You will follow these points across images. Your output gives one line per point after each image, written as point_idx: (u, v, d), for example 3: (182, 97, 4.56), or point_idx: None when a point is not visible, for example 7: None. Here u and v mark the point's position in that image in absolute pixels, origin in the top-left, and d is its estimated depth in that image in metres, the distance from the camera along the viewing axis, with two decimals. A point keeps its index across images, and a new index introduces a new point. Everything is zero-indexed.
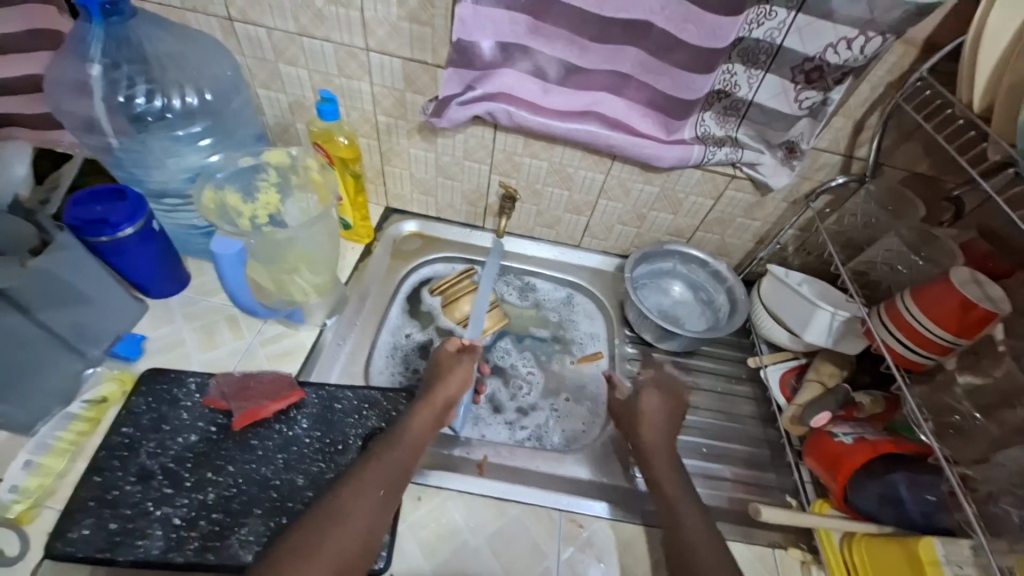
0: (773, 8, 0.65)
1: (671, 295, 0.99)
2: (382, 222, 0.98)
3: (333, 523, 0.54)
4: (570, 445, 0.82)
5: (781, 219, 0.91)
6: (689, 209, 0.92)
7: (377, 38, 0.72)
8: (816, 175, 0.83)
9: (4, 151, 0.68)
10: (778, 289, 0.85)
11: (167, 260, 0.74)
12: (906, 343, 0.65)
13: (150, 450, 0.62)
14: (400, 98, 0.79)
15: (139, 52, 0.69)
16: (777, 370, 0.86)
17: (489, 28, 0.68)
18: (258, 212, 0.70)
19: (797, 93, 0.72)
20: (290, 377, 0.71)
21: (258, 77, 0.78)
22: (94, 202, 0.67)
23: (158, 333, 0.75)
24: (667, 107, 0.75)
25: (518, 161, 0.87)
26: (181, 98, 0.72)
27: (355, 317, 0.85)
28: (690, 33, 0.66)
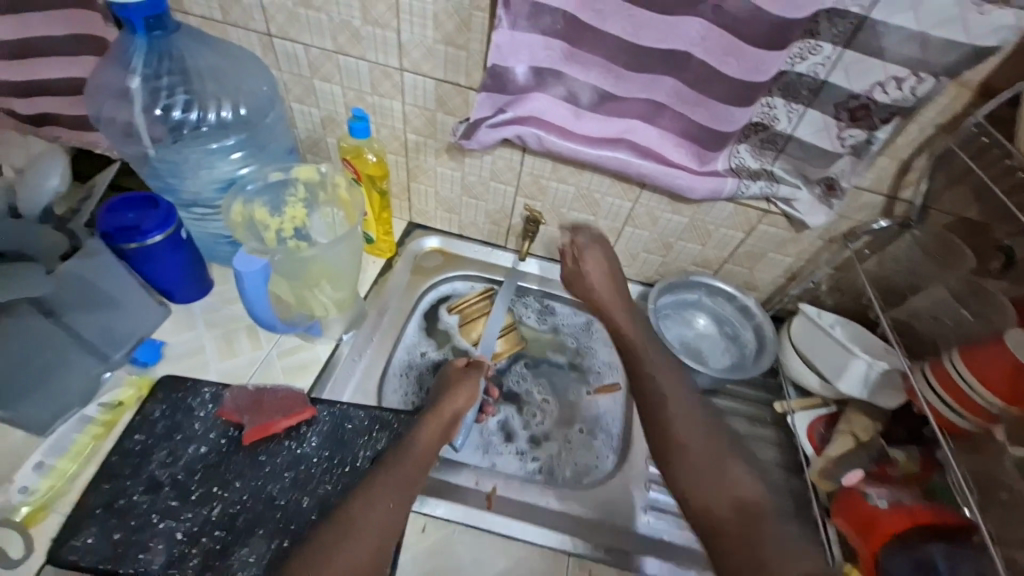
0: (819, 43, 0.63)
1: (695, 328, 0.95)
2: (404, 237, 0.98)
3: (345, 536, 0.55)
4: (581, 480, 0.79)
5: (814, 257, 0.87)
6: (718, 241, 0.89)
7: (412, 58, 0.72)
8: (855, 215, 0.80)
9: (41, 163, 0.66)
10: (810, 331, 0.83)
11: (192, 266, 0.75)
12: (949, 403, 0.65)
13: (160, 459, 0.63)
14: (430, 118, 0.79)
15: (180, 64, 0.70)
16: (806, 417, 0.83)
17: (524, 54, 0.67)
18: (285, 225, 0.72)
19: (840, 130, 0.69)
20: (303, 394, 0.70)
21: (293, 92, 0.79)
22: (127, 208, 0.69)
23: (178, 338, 0.76)
24: (701, 139, 0.73)
25: (545, 184, 0.86)
26: (217, 112, 0.73)
27: (373, 333, 0.84)
28: (730, 66, 0.64)
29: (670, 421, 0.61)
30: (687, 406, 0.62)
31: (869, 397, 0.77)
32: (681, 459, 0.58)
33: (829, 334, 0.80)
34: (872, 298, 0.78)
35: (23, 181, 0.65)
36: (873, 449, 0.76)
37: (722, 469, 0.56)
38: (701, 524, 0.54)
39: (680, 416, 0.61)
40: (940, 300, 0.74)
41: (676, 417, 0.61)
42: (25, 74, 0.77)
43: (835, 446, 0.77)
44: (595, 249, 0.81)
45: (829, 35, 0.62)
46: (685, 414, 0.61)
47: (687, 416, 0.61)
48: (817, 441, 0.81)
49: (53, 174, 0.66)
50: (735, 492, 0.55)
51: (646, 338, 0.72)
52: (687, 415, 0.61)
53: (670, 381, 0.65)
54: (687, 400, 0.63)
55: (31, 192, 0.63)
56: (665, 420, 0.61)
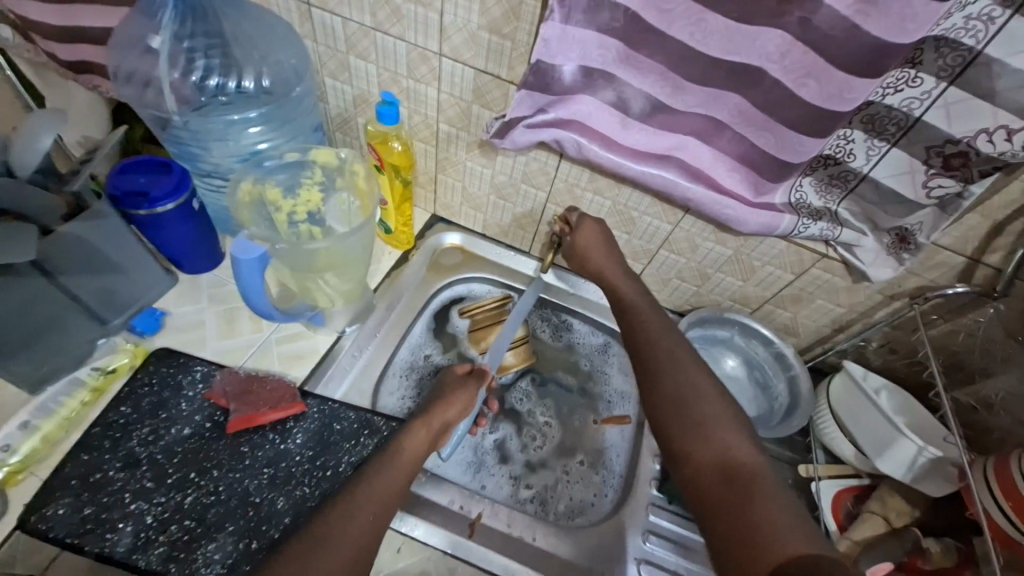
0: (919, 74, 0.54)
1: (722, 369, 0.88)
2: (425, 230, 0.93)
3: (319, 550, 0.49)
4: (574, 518, 0.74)
5: (870, 311, 0.78)
6: (762, 279, 0.81)
7: (452, 44, 0.66)
8: (925, 273, 0.70)
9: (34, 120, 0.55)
10: (853, 395, 0.75)
11: (202, 238, 0.74)
12: (1014, 519, 0.56)
13: (142, 437, 0.63)
14: (465, 110, 0.74)
15: (212, 28, 0.68)
16: (833, 485, 0.76)
17: (575, 51, 0.60)
18: (298, 207, 0.69)
19: (927, 178, 0.60)
20: (294, 387, 0.70)
21: (327, 66, 0.75)
22: (140, 172, 0.68)
23: (181, 309, 0.76)
24: (760, 166, 0.65)
25: (579, 194, 0.79)
26: (240, 81, 0.72)
27: (378, 329, 0.81)
28: (809, 90, 0.55)
29: (666, 387, 0.59)
30: (686, 375, 0.60)
31: (912, 480, 0.69)
32: (680, 431, 0.56)
33: (874, 402, 0.72)
34: (934, 363, 0.70)
35: (15, 135, 0.55)
36: (907, 540, 0.66)
37: (711, 431, 0.55)
38: (695, 493, 0.52)
39: (675, 382, 0.59)
40: (1014, 389, 0.67)
41: (672, 385, 0.59)
42: (62, 19, 0.69)
43: (861, 527, 0.70)
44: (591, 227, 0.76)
45: (934, 67, 0.53)
46: (678, 378, 0.59)
47: (683, 381, 0.59)
48: (842, 516, 0.74)
49: (50, 129, 0.56)
50: (726, 453, 0.53)
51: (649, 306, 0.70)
52: (684, 383, 0.59)
53: (667, 350, 0.62)
54: (683, 367, 0.60)
55: (25, 156, 0.54)
56: (660, 387, 0.60)
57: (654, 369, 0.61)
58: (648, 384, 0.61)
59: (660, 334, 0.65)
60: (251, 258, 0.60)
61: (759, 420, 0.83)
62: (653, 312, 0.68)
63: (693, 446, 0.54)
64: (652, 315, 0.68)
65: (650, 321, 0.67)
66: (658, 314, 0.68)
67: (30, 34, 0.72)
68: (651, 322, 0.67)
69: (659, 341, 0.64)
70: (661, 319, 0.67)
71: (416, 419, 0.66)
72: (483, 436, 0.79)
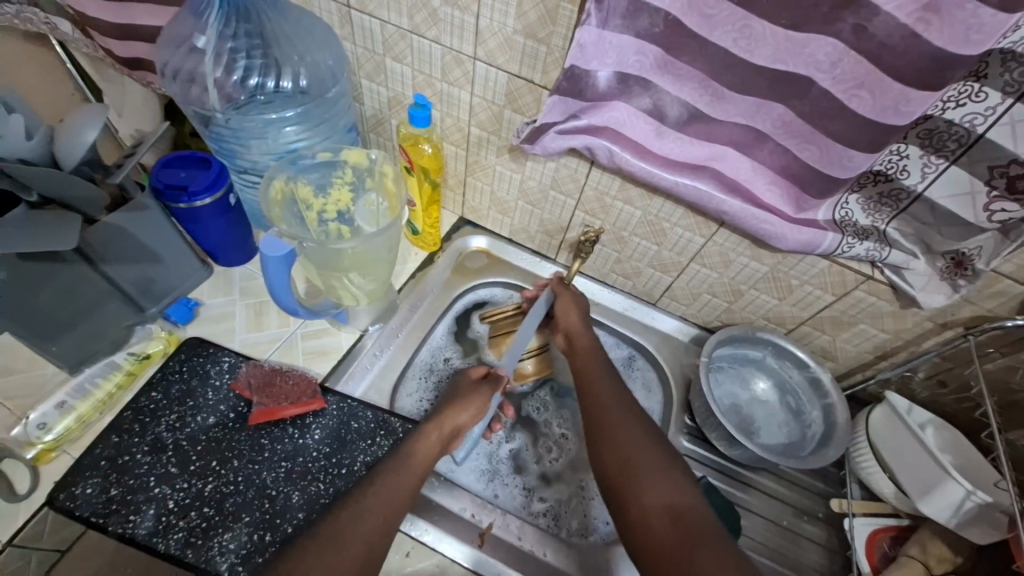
0: (984, 88, 0.50)
1: (751, 390, 0.84)
2: (452, 232, 0.93)
3: (332, 549, 0.51)
4: (587, 536, 0.72)
5: (917, 339, 0.73)
6: (800, 299, 0.77)
7: (487, 48, 0.66)
8: (983, 302, 0.65)
9: (81, 111, 0.59)
10: (893, 428, 0.70)
11: (237, 232, 0.77)
12: None
13: (169, 422, 0.65)
14: (497, 114, 0.73)
15: (257, 28, 0.70)
16: (867, 525, 0.71)
17: (611, 57, 0.58)
18: (328, 206, 0.71)
19: (988, 200, 0.55)
20: (315, 383, 0.71)
21: (364, 68, 0.76)
22: (181, 167, 0.71)
23: (214, 300, 0.79)
24: (804, 181, 0.62)
25: (609, 203, 0.78)
26: (278, 81, 0.73)
27: (400, 329, 0.81)
28: (861, 102, 0.52)
29: (609, 447, 0.60)
30: (630, 433, 0.61)
31: (956, 527, 0.63)
32: (623, 488, 0.57)
33: (920, 440, 0.66)
34: (986, 397, 0.65)
35: (63, 128, 0.59)
36: None
37: (653, 484, 0.56)
38: (645, 549, 0.52)
39: (618, 442, 0.60)
40: None
41: (616, 444, 0.60)
42: (121, 17, 0.72)
43: (898, 571, 0.65)
44: (563, 303, 0.77)
45: (1000, 81, 0.49)
46: (621, 438, 0.60)
47: (623, 437, 0.60)
48: (877, 559, 0.69)
49: (94, 125, 0.59)
50: (668, 503, 0.54)
51: (594, 359, 0.70)
52: (626, 444, 0.60)
53: (614, 404, 0.64)
54: (623, 424, 0.62)
55: (69, 145, 0.58)
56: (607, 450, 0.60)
57: (600, 430, 0.62)
58: (594, 444, 0.62)
59: (605, 391, 0.66)
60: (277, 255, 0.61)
61: (789, 447, 0.79)
62: (599, 367, 0.69)
63: (641, 503, 0.55)
64: (597, 371, 0.69)
65: (598, 375, 0.68)
66: (609, 371, 0.69)
67: (88, 30, 0.74)
68: (597, 380, 0.68)
69: (605, 400, 0.65)
70: (608, 375, 0.68)
71: (427, 422, 0.65)
72: (498, 445, 0.78)
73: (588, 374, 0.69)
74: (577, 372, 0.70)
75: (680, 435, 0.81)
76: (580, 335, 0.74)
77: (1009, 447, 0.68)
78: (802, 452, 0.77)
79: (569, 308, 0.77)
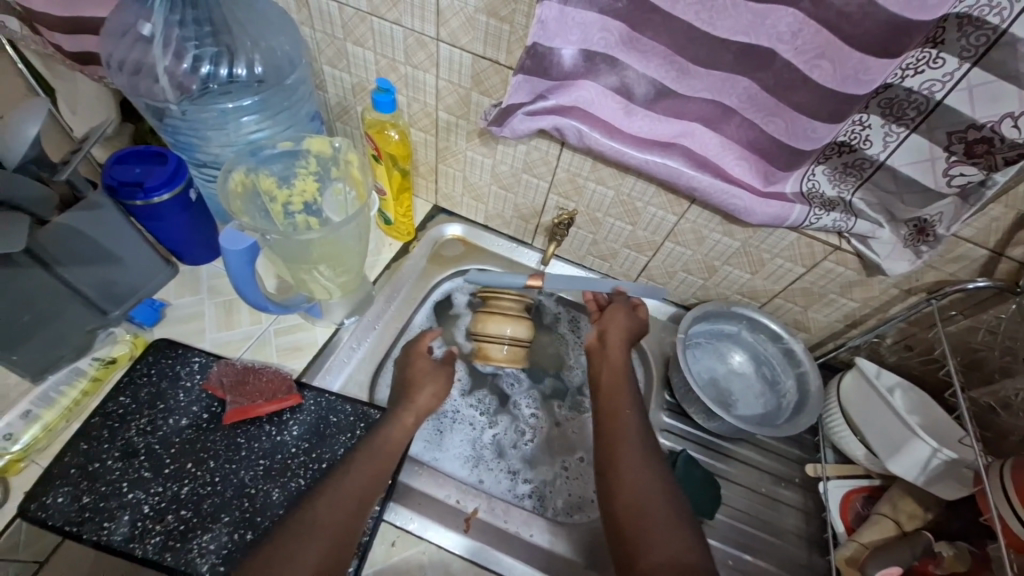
0: (941, 54, 0.50)
1: (728, 364, 0.85)
2: (427, 221, 0.92)
3: (308, 535, 0.52)
4: (573, 514, 0.73)
5: (884, 306, 0.75)
6: (772, 272, 0.78)
7: (449, 28, 0.64)
8: (946, 267, 0.67)
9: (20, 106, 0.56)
10: (866, 393, 0.72)
11: (202, 228, 0.75)
12: None
13: (140, 427, 0.64)
14: (464, 97, 0.72)
15: (206, 12, 0.67)
16: (841, 487, 0.74)
17: (575, 34, 0.57)
18: (293, 198, 0.69)
19: (948, 165, 0.56)
20: (290, 379, 0.70)
21: (325, 53, 0.74)
22: (137, 162, 0.69)
23: (182, 300, 0.77)
24: (771, 154, 0.62)
25: (582, 184, 0.77)
26: (231, 69, 0.69)
27: (376, 321, 0.80)
28: (822, 73, 0.52)
29: (620, 488, 0.58)
30: (644, 481, 0.58)
31: (924, 483, 0.65)
32: (633, 539, 0.54)
33: (886, 402, 0.68)
34: (948, 357, 0.66)
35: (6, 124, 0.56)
36: (918, 544, 0.63)
37: (663, 539, 0.53)
38: None
39: (632, 486, 0.58)
40: None
41: (631, 488, 0.58)
42: (68, 10, 0.67)
43: (870, 529, 0.67)
44: (613, 311, 0.76)
45: (957, 46, 0.49)
46: (636, 482, 0.58)
47: (639, 486, 0.58)
48: (850, 517, 0.72)
49: (36, 120, 0.56)
50: (675, 561, 0.51)
51: (621, 384, 0.68)
52: (640, 493, 0.57)
53: (633, 445, 0.61)
54: (638, 462, 0.60)
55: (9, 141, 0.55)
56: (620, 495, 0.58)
57: (614, 468, 0.60)
58: (607, 481, 0.60)
59: (629, 424, 0.64)
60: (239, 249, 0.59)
61: (766, 417, 0.80)
62: (625, 394, 0.67)
63: (648, 560, 0.52)
64: (622, 401, 0.66)
65: (621, 405, 0.66)
66: (636, 403, 0.66)
67: (36, 25, 0.70)
68: (621, 408, 0.65)
69: (627, 436, 0.62)
70: (634, 407, 0.66)
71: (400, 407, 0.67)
72: (481, 431, 0.78)
73: (612, 402, 0.66)
74: (600, 406, 0.67)
75: (661, 412, 0.82)
76: (612, 347, 0.72)
77: (972, 404, 0.70)
78: (777, 421, 0.79)
79: (620, 322, 0.75)
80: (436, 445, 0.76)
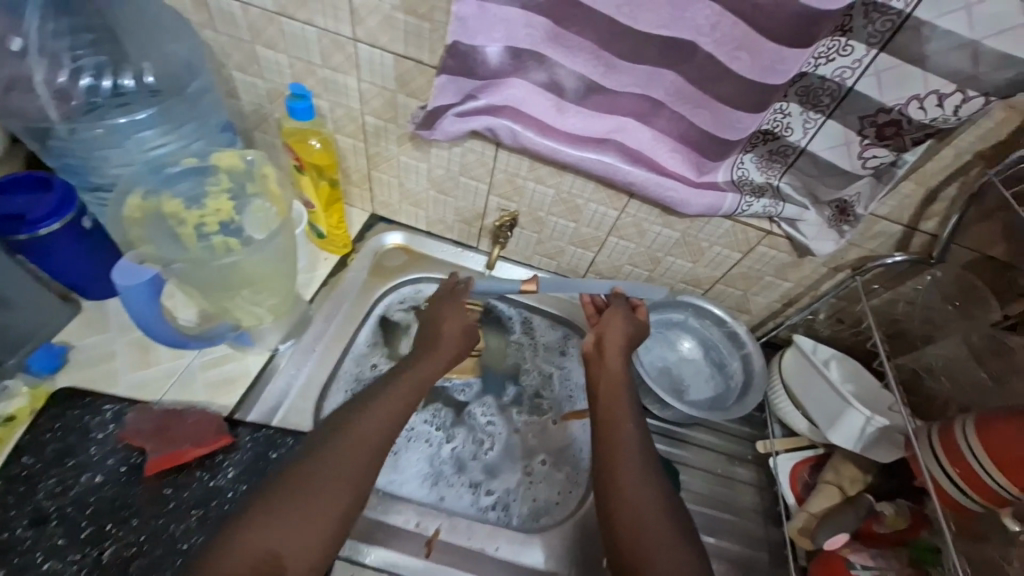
0: (849, 42, 0.53)
1: (678, 352, 0.87)
2: (364, 231, 0.87)
3: (344, 460, 0.51)
4: (539, 520, 0.72)
5: (815, 284, 0.78)
6: (711, 260, 0.80)
7: (367, 27, 0.60)
8: (867, 244, 0.71)
9: None
10: (804, 370, 0.75)
11: (108, 260, 0.67)
12: (957, 485, 0.54)
13: (49, 488, 0.58)
14: (391, 100, 0.68)
15: (94, 18, 0.60)
16: (789, 459, 0.77)
17: (499, 31, 0.55)
18: (207, 218, 0.61)
19: (862, 148, 0.59)
20: (220, 419, 0.64)
21: (232, 58, 0.67)
22: (17, 192, 0.61)
23: (86, 341, 0.68)
24: (701, 145, 0.62)
25: (521, 184, 0.75)
26: (115, 80, 0.63)
27: (316, 342, 0.75)
28: (742, 64, 0.53)
29: (621, 505, 0.56)
30: (643, 497, 0.57)
31: (862, 450, 0.69)
32: (632, 557, 0.53)
33: (823, 375, 0.72)
34: (873, 328, 0.70)
35: None
36: (862, 506, 0.67)
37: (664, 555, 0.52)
38: None
39: (633, 502, 0.56)
40: (954, 357, 0.66)
41: (631, 505, 0.56)
42: None
43: (818, 498, 0.71)
44: (612, 316, 0.73)
45: (864, 34, 0.52)
46: (636, 498, 0.56)
47: (638, 503, 0.56)
48: (800, 489, 0.75)
49: None
50: None
51: (620, 393, 0.65)
52: (640, 510, 0.56)
53: (631, 459, 0.59)
54: (638, 477, 0.58)
55: None
56: (619, 512, 0.56)
57: (613, 484, 0.58)
58: (606, 498, 0.58)
59: (628, 438, 0.61)
60: (137, 285, 0.55)
61: (716, 400, 0.82)
62: (625, 404, 0.64)
63: None
64: (622, 410, 0.63)
65: (620, 415, 0.63)
66: (636, 414, 0.64)
67: None
68: (620, 420, 0.63)
69: (625, 449, 0.60)
70: (633, 419, 0.63)
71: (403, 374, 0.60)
72: (439, 446, 0.75)
73: (610, 412, 0.64)
74: (598, 416, 0.64)
75: None
76: (610, 355, 0.69)
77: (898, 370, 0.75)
78: (727, 403, 0.81)
79: (616, 328, 0.72)
80: (391, 468, 0.72)
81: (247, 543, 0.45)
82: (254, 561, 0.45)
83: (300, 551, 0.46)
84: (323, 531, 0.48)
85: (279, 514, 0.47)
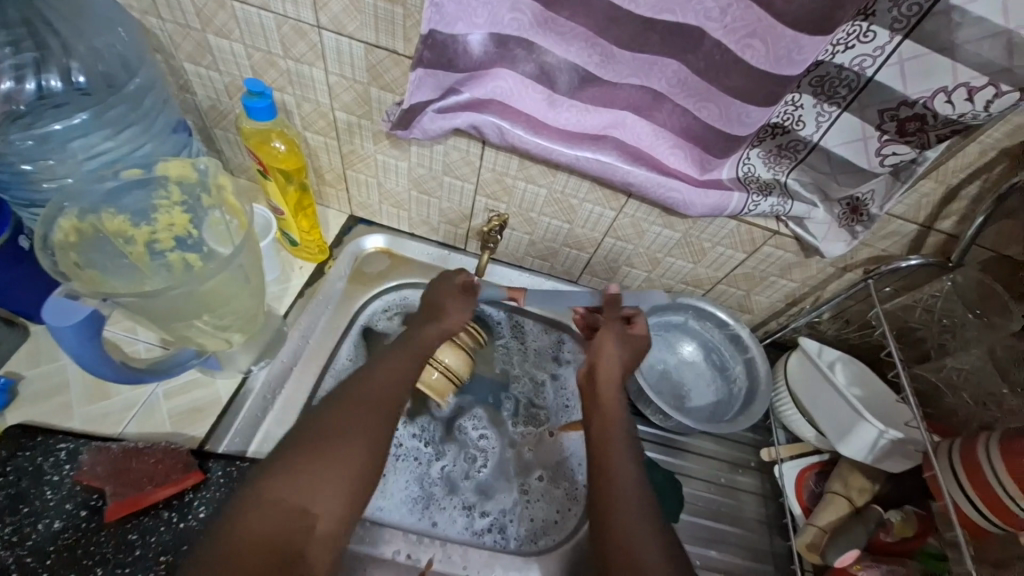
0: (872, 27, 0.47)
1: (678, 355, 0.83)
2: (342, 234, 0.81)
3: (355, 418, 0.53)
4: (537, 541, 0.69)
5: (822, 284, 0.74)
6: (714, 260, 0.75)
7: (331, 13, 0.53)
8: (879, 243, 0.66)
9: None
10: (811, 375, 0.72)
11: (53, 281, 0.61)
12: (982, 511, 0.51)
13: (2, 539, 0.52)
14: (363, 93, 0.61)
15: (16, 10, 0.52)
16: (794, 467, 0.75)
17: (481, 15, 0.49)
18: (158, 233, 0.57)
19: (880, 145, 0.54)
20: (186, 453, 0.58)
21: (182, 48, 0.60)
22: None
23: (35, 371, 0.62)
24: (707, 142, 0.57)
25: (511, 183, 0.69)
26: (39, 81, 0.55)
27: (291, 361, 0.69)
28: (755, 53, 0.47)
29: (613, 531, 0.52)
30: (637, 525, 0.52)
31: (875, 461, 0.67)
32: None
33: (833, 383, 0.69)
34: (887, 333, 0.66)
35: None
36: (870, 520, 0.65)
37: None
38: None
39: (625, 526, 0.52)
40: (977, 368, 0.63)
41: (623, 527, 0.52)
42: None
43: (825, 510, 0.68)
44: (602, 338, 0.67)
45: (888, 18, 0.46)
46: (627, 526, 0.52)
47: (629, 529, 0.51)
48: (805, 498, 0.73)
49: None
50: None
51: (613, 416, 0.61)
52: (632, 535, 0.51)
53: (622, 483, 0.55)
54: (631, 502, 0.53)
55: None
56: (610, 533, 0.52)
57: (605, 509, 0.53)
58: (598, 520, 0.53)
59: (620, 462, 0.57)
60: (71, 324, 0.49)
61: (718, 408, 0.79)
62: (619, 426, 0.60)
63: None
64: (615, 431, 0.60)
65: (613, 439, 0.59)
66: (631, 441, 0.59)
67: None
68: (613, 446, 0.58)
69: (618, 473, 0.56)
70: (628, 443, 0.59)
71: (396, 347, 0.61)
72: (429, 466, 0.71)
73: (602, 432, 0.60)
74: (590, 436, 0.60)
75: None
76: (604, 375, 0.64)
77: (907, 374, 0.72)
78: (729, 411, 0.78)
79: (612, 353, 0.66)
80: (378, 493, 0.68)
81: (272, 496, 0.47)
82: (283, 514, 0.47)
83: (330, 510, 0.49)
84: (346, 491, 0.50)
85: (302, 469, 0.49)
